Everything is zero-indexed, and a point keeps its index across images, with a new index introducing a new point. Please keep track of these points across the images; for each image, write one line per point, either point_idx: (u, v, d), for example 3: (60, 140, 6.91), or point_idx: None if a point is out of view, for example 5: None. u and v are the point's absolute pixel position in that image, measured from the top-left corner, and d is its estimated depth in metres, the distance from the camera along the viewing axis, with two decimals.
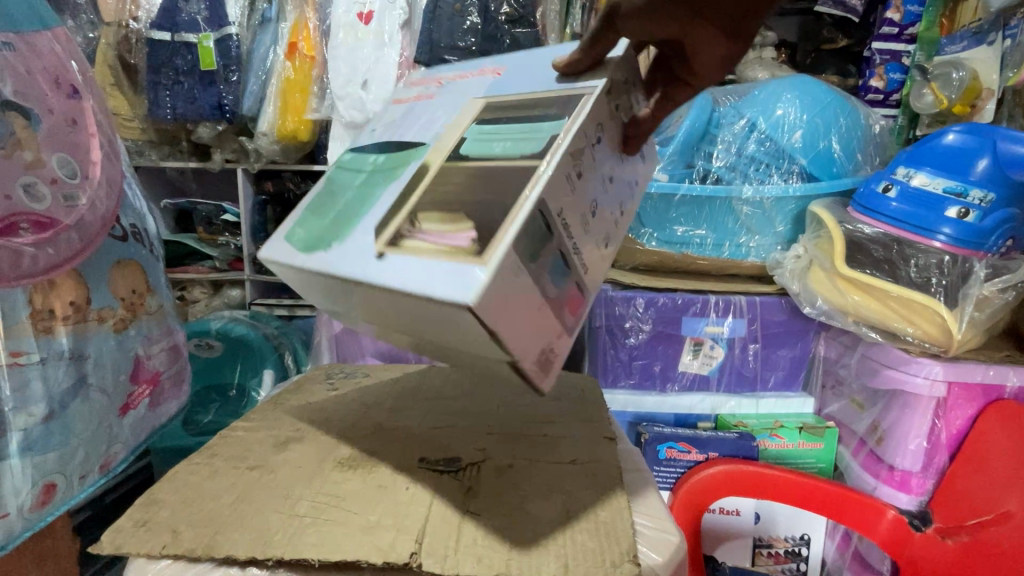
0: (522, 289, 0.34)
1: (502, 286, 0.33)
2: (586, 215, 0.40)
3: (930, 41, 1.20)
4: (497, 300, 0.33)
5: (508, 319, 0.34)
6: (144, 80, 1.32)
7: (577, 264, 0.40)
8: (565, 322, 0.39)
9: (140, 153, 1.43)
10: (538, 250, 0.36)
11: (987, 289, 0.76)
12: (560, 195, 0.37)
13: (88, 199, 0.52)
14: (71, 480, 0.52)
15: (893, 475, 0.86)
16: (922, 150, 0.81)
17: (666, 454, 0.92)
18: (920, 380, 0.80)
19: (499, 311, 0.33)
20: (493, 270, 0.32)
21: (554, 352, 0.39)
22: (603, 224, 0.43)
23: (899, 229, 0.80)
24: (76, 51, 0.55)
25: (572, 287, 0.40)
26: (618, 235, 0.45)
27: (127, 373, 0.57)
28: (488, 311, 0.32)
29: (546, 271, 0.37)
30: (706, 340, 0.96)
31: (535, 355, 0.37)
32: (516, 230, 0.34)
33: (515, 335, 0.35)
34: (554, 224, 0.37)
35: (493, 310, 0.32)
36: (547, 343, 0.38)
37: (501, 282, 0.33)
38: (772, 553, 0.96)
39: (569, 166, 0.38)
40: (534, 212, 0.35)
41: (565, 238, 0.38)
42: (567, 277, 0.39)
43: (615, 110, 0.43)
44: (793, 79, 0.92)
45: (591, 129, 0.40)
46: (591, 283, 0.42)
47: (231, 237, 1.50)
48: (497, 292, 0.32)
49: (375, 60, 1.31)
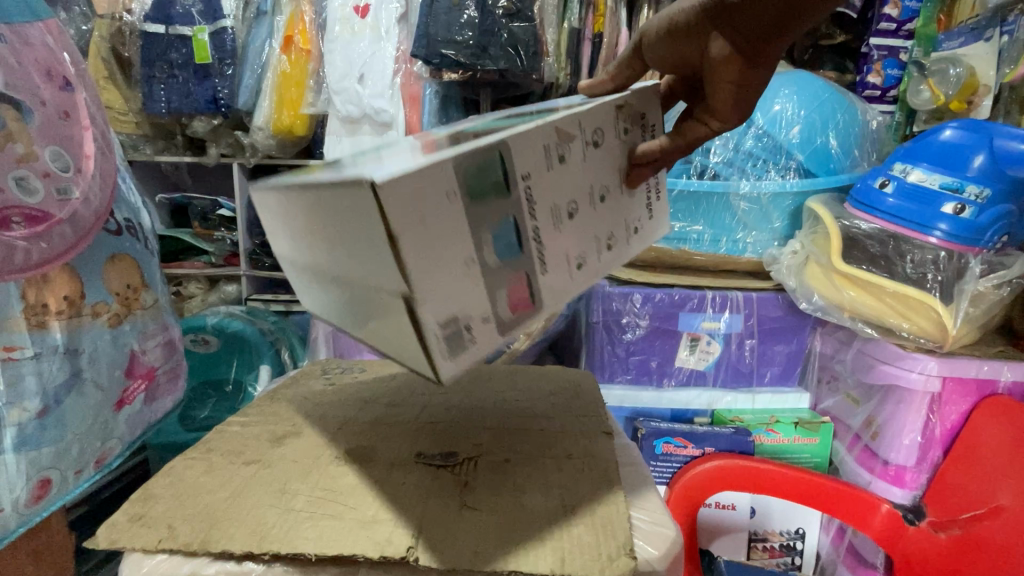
0: (454, 215, 0.32)
1: (423, 198, 0.30)
2: (560, 206, 0.39)
3: (927, 38, 1.22)
4: (407, 200, 0.29)
5: (423, 237, 0.30)
6: (138, 73, 1.31)
7: (532, 257, 0.37)
8: (493, 309, 0.35)
9: (135, 147, 1.42)
10: (484, 199, 0.33)
11: (982, 285, 0.77)
12: (533, 161, 0.36)
13: (81, 193, 0.51)
14: (66, 475, 0.52)
15: (888, 470, 0.87)
16: (919, 146, 0.81)
17: (663, 449, 0.93)
18: (915, 375, 0.80)
19: (417, 206, 0.30)
20: (423, 159, 0.30)
21: (471, 331, 0.34)
22: (580, 229, 0.41)
23: (896, 225, 0.80)
24: (68, 43, 0.54)
25: (516, 277, 0.36)
26: (597, 256, 0.44)
27: (122, 368, 0.57)
28: (400, 217, 0.29)
29: (485, 235, 0.34)
30: (703, 336, 0.96)
31: (446, 315, 0.32)
32: (475, 158, 0.32)
33: (422, 265, 0.30)
34: (516, 185, 0.35)
35: (399, 205, 0.29)
36: (462, 311, 0.33)
37: (423, 194, 0.30)
38: (767, 547, 0.96)
39: (552, 138, 0.38)
40: (494, 155, 0.33)
41: (524, 211, 0.36)
42: (510, 263, 0.36)
43: (621, 133, 0.45)
44: (791, 75, 0.92)
45: (588, 126, 0.41)
46: (543, 291, 0.38)
47: (227, 232, 1.50)
48: (410, 195, 0.29)
49: (372, 55, 1.30)
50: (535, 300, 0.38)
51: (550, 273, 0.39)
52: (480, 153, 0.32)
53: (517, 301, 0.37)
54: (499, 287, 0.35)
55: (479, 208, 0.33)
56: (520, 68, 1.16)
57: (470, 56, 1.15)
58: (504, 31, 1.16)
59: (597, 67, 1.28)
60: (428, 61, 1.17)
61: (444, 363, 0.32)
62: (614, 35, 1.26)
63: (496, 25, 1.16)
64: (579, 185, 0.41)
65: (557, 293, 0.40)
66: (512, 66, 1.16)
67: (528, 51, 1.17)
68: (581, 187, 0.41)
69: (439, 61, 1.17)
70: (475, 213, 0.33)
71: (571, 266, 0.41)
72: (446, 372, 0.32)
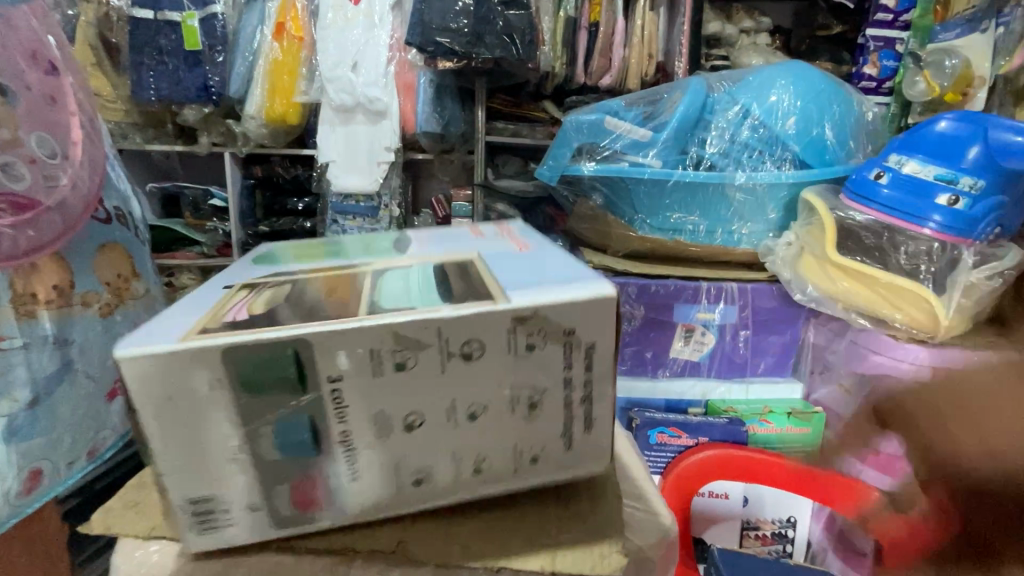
0: (206, 405, 0.33)
1: (168, 381, 0.32)
2: (393, 415, 0.36)
3: (924, 30, 1.19)
4: (148, 383, 0.32)
5: (170, 413, 0.33)
6: (127, 60, 1.26)
7: (334, 460, 0.36)
8: (265, 503, 0.37)
9: (124, 136, 1.39)
10: (263, 392, 0.33)
11: (975, 276, 0.77)
12: (349, 359, 0.34)
13: (69, 179, 0.50)
14: (58, 466, 0.52)
15: (879, 459, 0.88)
16: (915, 137, 0.81)
17: (658, 439, 0.93)
18: (907, 364, 0.82)
19: (170, 429, 0.33)
20: (172, 348, 0.32)
21: (228, 513, 0.37)
22: (462, 441, 0.38)
23: (891, 216, 0.80)
24: (53, 27, 0.53)
25: (305, 476, 0.37)
26: (497, 455, 0.39)
27: (114, 359, 0.56)
28: (138, 397, 0.32)
29: (262, 429, 0.34)
30: (698, 326, 0.97)
31: (198, 494, 0.35)
32: (245, 353, 0.32)
33: (174, 433, 0.34)
34: (315, 383, 0.34)
35: (139, 381, 0.32)
36: (218, 492, 0.35)
37: (164, 376, 0.32)
38: (759, 535, 0.98)
39: (386, 342, 0.34)
40: (285, 352, 0.33)
41: (338, 465, 0.37)
42: (300, 463, 0.36)
43: (520, 350, 0.36)
44: (788, 65, 0.92)
45: (455, 338, 0.35)
46: (340, 484, 0.37)
47: (219, 222, 1.48)
48: (151, 375, 0.32)
49: (365, 43, 1.29)
50: (333, 504, 0.38)
51: (361, 481, 0.38)
52: (258, 359, 0.32)
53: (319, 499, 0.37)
54: (278, 483, 0.36)
55: (251, 401, 0.33)
56: (515, 57, 1.15)
57: (465, 45, 1.14)
58: (500, 19, 1.15)
59: (593, 56, 1.30)
60: (422, 49, 1.15)
61: (190, 533, 0.37)
62: (610, 24, 1.30)
63: (492, 13, 1.15)
64: (440, 397, 0.36)
65: (364, 506, 0.39)
66: (508, 55, 1.15)
67: (523, 40, 1.16)
68: (438, 401, 0.36)
69: (434, 49, 1.14)
70: (246, 405, 0.33)
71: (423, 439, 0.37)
72: (192, 541, 0.37)
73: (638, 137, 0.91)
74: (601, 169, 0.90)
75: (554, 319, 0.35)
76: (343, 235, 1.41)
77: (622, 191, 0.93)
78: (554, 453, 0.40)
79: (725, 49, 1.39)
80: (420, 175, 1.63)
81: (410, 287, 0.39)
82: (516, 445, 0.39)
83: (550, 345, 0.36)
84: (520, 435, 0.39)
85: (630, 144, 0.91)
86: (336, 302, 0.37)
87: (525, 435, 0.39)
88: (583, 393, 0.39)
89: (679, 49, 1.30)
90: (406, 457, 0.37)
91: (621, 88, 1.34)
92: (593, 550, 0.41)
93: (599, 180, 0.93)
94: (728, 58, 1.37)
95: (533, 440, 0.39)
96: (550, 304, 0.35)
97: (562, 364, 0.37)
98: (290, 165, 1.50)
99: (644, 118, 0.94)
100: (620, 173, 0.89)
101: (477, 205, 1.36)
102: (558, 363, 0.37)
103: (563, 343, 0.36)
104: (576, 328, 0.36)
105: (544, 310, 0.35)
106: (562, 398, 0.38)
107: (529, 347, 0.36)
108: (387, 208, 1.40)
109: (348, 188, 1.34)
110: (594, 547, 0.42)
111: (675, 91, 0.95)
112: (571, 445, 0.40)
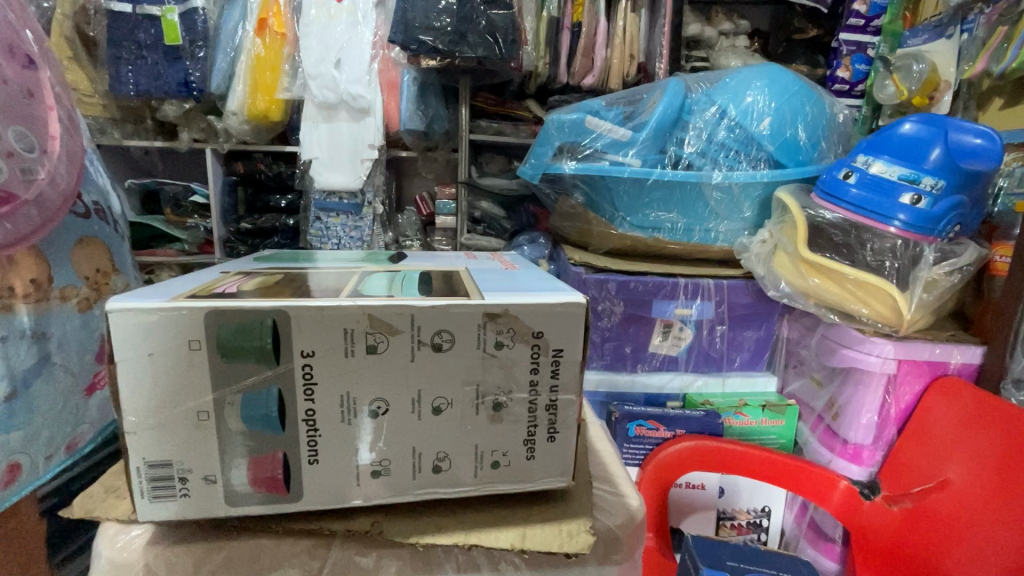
0: (180, 372, 0.36)
1: (156, 334, 0.36)
2: (359, 399, 0.39)
3: (893, 34, 1.25)
4: (134, 335, 0.35)
5: (152, 367, 0.36)
6: (104, 54, 1.24)
7: (297, 439, 0.39)
8: (222, 475, 0.39)
9: (101, 131, 1.37)
10: (238, 359, 0.36)
11: (935, 272, 0.81)
12: (322, 342, 0.37)
13: (47, 174, 0.49)
14: (36, 460, 0.52)
15: (847, 449, 0.91)
16: (881, 138, 0.84)
17: (636, 431, 0.96)
18: (873, 358, 0.84)
19: (141, 391, 0.36)
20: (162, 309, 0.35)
21: (185, 482, 0.39)
22: (427, 434, 0.41)
23: (858, 215, 0.83)
24: (30, 20, 0.53)
25: (267, 451, 0.39)
26: (460, 454, 0.42)
27: (92, 354, 0.57)
28: (125, 349, 0.35)
29: (228, 400, 0.37)
30: (675, 322, 0.99)
31: (158, 457, 0.38)
32: (235, 319, 0.36)
33: (144, 390, 0.36)
34: (288, 358, 0.37)
35: (124, 332, 0.35)
36: (179, 459, 0.38)
37: (152, 332, 0.36)
38: (735, 525, 1.00)
39: (361, 323, 0.37)
40: (265, 323, 0.36)
41: (301, 445, 0.39)
42: (267, 438, 0.39)
43: (489, 347, 0.39)
44: (762, 67, 0.95)
45: (428, 328, 0.38)
46: (301, 472, 0.40)
47: (200, 219, 1.46)
48: (140, 329, 0.35)
49: (349, 39, 1.28)
50: (291, 487, 0.40)
51: (321, 465, 0.40)
52: (243, 318, 0.36)
53: (275, 472, 0.40)
54: (238, 455, 0.39)
55: (224, 368, 0.37)
56: (498, 56, 1.16)
57: (448, 43, 1.14)
58: (482, 18, 1.15)
59: (575, 56, 1.32)
60: (405, 47, 1.15)
61: (143, 499, 0.39)
62: (592, 25, 1.32)
63: (474, 12, 1.15)
64: (408, 386, 0.39)
65: (325, 491, 0.41)
66: (490, 54, 1.16)
67: (506, 39, 1.17)
68: (404, 390, 0.39)
69: (417, 47, 1.15)
70: (220, 372, 0.37)
71: (380, 435, 0.40)
72: (144, 506, 0.39)
73: (617, 135, 0.92)
74: (582, 167, 0.91)
75: (523, 319, 0.39)
76: (326, 232, 1.40)
77: (602, 189, 0.94)
78: (517, 460, 0.42)
79: (704, 51, 1.42)
80: (404, 172, 1.63)
81: (391, 289, 0.43)
82: (478, 445, 0.41)
83: (519, 345, 0.39)
84: (482, 437, 0.41)
85: (609, 143, 0.92)
86: (324, 292, 0.41)
87: (485, 436, 0.41)
88: (548, 401, 0.41)
89: (659, 51, 1.33)
90: (371, 444, 0.40)
91: (603, 87, 1.37)
92: (561, 528, 0.44)
93: (580, 179, 0.94)
94: (708, 60, 1.40)
95: (495, 442, 0.42)
96: (519, 303, 0.38)
97: (527, 365, 0.40)
98: (273, 161, 1.48)
99: (625, 117, 0.95)
100: (601, 171, 0.90)
101: (461, 202, 1.36)
102: (524, 364, 0.40)
103: (532, 344, 0.39)
104: (546, 331, 0.39)
105: (515, 309, 0.38)
106: (526, 402, 0.41)
107: (497, 346, 0.39)
108: (370, 205, 1.40)
109: (332, 185, 1.32)
110: (563, 525, 0.44)
111: (655, 90, 0.96)
112: (535, 453, 0.43)
